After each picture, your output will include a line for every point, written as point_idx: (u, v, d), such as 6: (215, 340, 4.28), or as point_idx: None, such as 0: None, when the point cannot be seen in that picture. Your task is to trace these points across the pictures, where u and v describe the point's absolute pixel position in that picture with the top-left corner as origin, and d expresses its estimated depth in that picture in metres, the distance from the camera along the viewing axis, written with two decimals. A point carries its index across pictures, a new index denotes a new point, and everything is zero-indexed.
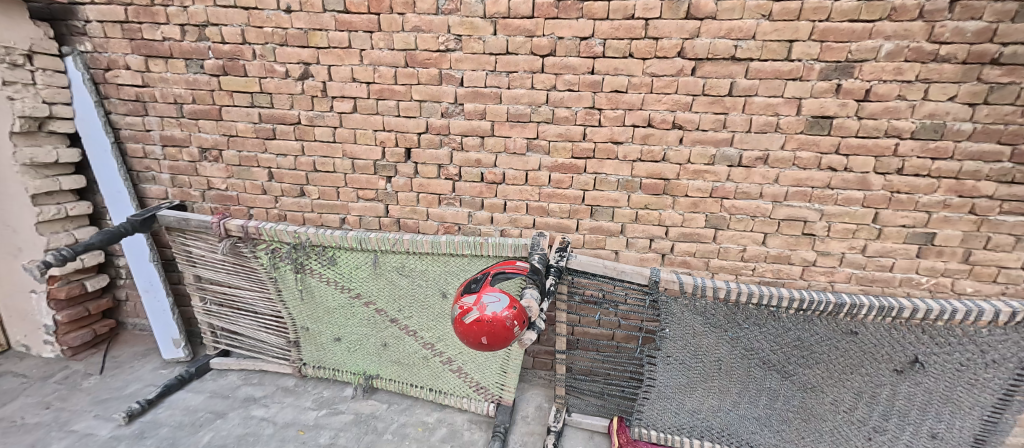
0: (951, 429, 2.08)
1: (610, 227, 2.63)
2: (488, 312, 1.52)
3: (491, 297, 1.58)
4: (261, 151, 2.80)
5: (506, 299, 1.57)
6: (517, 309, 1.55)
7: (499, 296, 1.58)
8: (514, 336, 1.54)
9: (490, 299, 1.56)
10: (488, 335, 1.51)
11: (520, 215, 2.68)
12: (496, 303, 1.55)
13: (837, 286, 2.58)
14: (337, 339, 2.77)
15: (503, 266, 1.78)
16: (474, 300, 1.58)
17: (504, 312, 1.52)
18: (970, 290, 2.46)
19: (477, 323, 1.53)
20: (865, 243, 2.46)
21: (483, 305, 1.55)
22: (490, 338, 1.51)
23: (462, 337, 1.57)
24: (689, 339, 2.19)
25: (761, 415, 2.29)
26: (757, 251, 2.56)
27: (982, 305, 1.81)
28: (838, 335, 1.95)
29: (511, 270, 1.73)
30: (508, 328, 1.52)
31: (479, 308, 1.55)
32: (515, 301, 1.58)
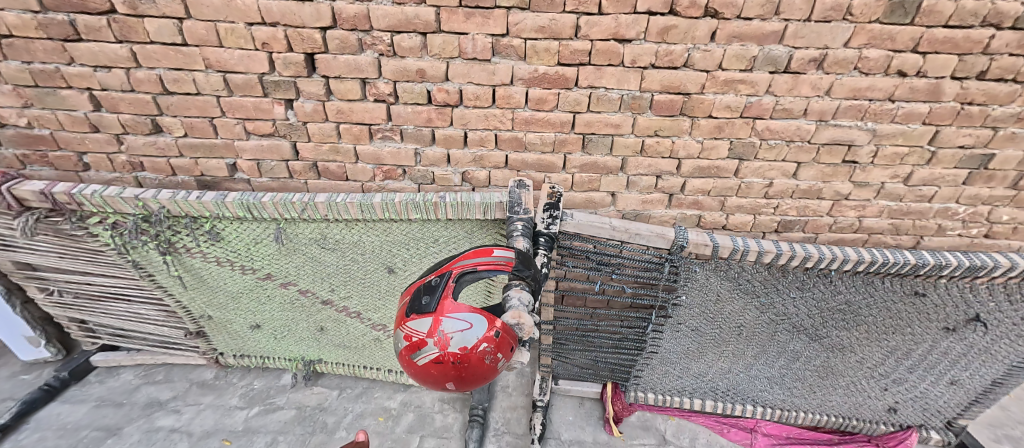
0: (973, 376, 1.91)
1: (607, 163, 1.98)
2: (454, 350, 0.93)
3: (456, 322, 0.94)
4: (64, 62, 1.73)
5: (482, 323, 0.95)
6: (500, 337, 0.97)
7: (470, 321, 0.94)
8: (497, 371, 1.00)
9: (455, 328, 0.93)
10: (456, 381, 0.96)
11: (487, 150, 1.93)
12: (465, 334, 0.93)
13: (865, 221, 2.19)
14: (255, 326, 2.12)
15: (471, 252, 1.08)
16: (427, 330, 0.94)
17: (479, 348, 0.94)
18: (1005, 219, 2.16)
19: (435, 366, 0.94)
20: (911, 170, 2.01)
21: (444, 340, 0.93)
22: (460, 384, 0.97)
23: (414, 378, 1.00)
24: (709, 307, 1.76)
25: (774, 374, 2.03)
26: (785, 185, 2.06)
27: None
28: (897, 297, 1.56)
29: (485, 263, 1.05)
30: (487, 369, 0.96)
31: (438, 344, 0.93)
32: (495, 324, 0.97)
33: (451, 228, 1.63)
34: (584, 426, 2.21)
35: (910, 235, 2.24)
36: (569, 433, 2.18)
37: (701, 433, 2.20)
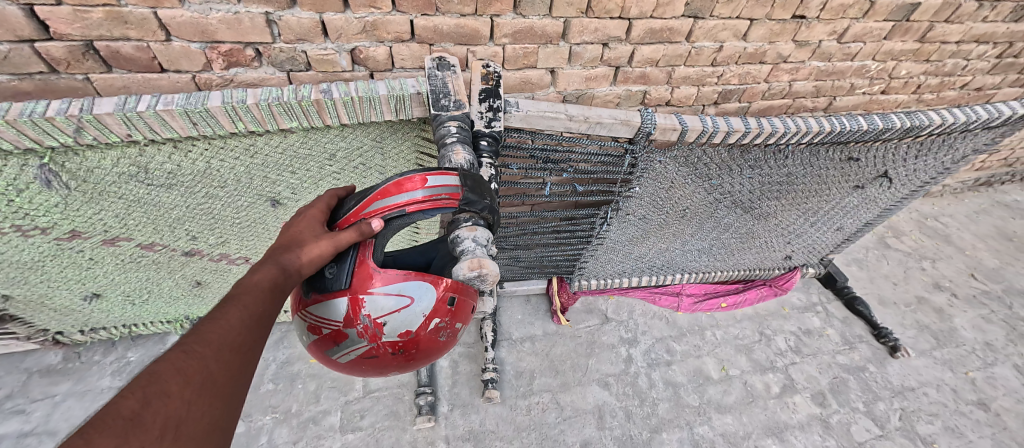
0: (856, 221, 2.21)
1: (546, 28, 1.53)
2: (392, 333, 0.76)
3: (389, 300, 0.74)
4: None
5: (425, 292, 0.77)
6: (453, 306, 0.81)
7: (409, 296, 0.75)
8: (450, 346, 0.87)
9: (388, 309, 0.74)
10: (401, 365, 0.82)
11: (381, 14, 1.29)
12: (404, 313, 0.75)
13: (795, 85, 2.16)
14: (97, 295, 1.55)
15: (392, 185, 0.72)
16: (347, 317, 0.74)
17: (426, 325, 0.78)
18: (903, 73, 2.29)
19: (369, 353, 0.78)
20: (848, 25, 1.92)
21: (375, 326, 0.74)
22: (407, 367, 0.84)
23: (340, 369, 0.84)
24: (660, 195, 1.64)
25: (704, 246, 2.15)
26: (734, 49, 1.86)
27: (998, 109, 1.50)
28: (832, 164, 1.59)
29: (417, 202, 0.72)
30: (439, 342, 0.83)
31: (369, 332, 0.75)
32: (446, 291, 0.79)
33: (348, 136, 1.17)
34: (533, 321, 2.22)
35: (826, 96, 2.29)
36: (520, 330, 2.18)
37: (637, 305, 2.37)
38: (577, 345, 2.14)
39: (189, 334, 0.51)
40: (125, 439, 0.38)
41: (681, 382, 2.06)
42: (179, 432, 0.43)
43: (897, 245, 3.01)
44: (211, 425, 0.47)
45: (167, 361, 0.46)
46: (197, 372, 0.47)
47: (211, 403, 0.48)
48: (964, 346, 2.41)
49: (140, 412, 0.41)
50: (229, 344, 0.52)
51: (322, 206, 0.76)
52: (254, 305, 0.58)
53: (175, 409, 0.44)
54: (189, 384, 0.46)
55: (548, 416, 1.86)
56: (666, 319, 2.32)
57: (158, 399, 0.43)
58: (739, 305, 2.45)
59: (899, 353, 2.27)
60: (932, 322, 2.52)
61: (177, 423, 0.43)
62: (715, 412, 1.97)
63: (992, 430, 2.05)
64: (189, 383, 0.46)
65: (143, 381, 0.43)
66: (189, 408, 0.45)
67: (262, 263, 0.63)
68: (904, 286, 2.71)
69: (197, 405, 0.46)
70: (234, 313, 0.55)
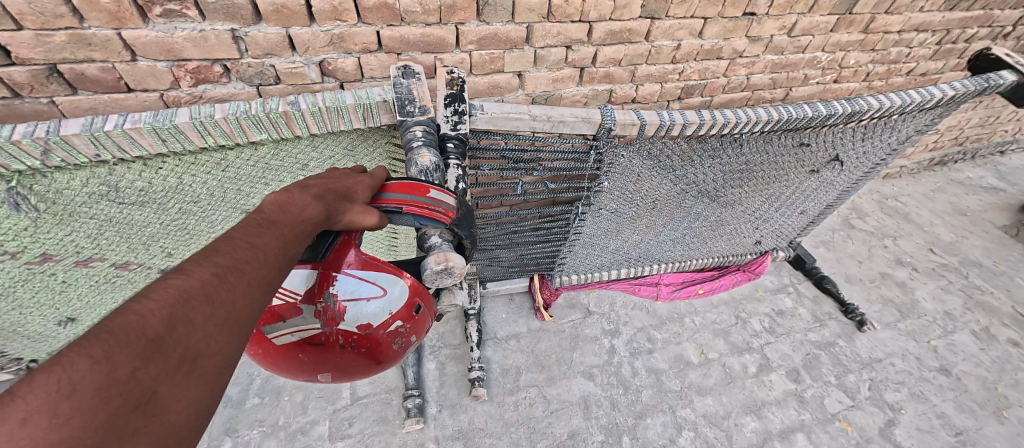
0: (817, 204, 2.33)
1: (510, 33, 1.59)
2: (352, 321, 0.82)
3: (358, 287, 0.80)
4: None
5: (398, 291, 0.84)
6: (417, 314, 0.89)
7: (378, 288, 0.81)
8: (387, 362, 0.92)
9: (354, 294, 0.79)
10: (344, 360, 0.86)
11: (347, 25, 1.33)
12: (369, 304, 0.81)
13: (753, 79, 2.28)
14: (71, 319, 1.54)
15: (395, 184, 0.80)
16: (310, 291, 0.78)
17: (388, 324, 0.85)
18: (852, 62, 2.44)
19: (319, 335, 0.82)
20: (796, 20, 2.04)
21: (335, 309, 0.80)
22: (346, 366, 0.87)
23: (278, 351, 0.85)
24: (629, 188, 1.71)
25: (676, 236, 2.23)
26: (691, 47, 1.95)
27: (932, 92, 1.61)
28: (786, 151, 1.69)
29: (416, 207, 0.79)
30: (391, 348, 0.89)
31: (327, 314, 0.80)
32: (414, 296, 0.87)
33: (318, 146, 1.20)
34: (517, 319, 2.27)
35: (783, 87, 2.41)
36: (505, 329, 2.22)
37: (617, 297, 2.44)
38: (561, 339, 2.20)
39: (229, 255, 0.53)
40: (142, 363, 0.41)
41: (662, 369, 2.13)
42: (193, 365, 0.46)
43: (861, 225, 3.17)
44: (228, 359, 0.50)
45: (201, 284, 0.48)
46: (224, 304, 0.50)
47: (230, 340, 0.50)
48: (925, 316, 2.55)
49: (164, 335, 0.43)
50: (259, 281, 0.54)
51: (381, 175, 0.80)
52: (289, 249, 0.60)
53: (196, 339, 0.46)
54: (213, 317, 0.48)
55: (536, 410, 1.91)
56: (645, 309, 2.40)
57: (182, 326, 0.45)
58: (715, 291, 2.53)
59: (865, 327, 2.40)
60: (896, 296, 2.66)
61: (195, 356, 0.46)
62: (695, 394, 2.05)
63: (954, 393, 2.17)
64: (214, 316, 0.48)
65: (173, 299, 0.45)
66: (209, 341, 0.47)
67: (313, 198, 0.67)
68: (869, 263, 2.86)
69: (216, 340, 0.48)
70: (270, 251, 0.57)
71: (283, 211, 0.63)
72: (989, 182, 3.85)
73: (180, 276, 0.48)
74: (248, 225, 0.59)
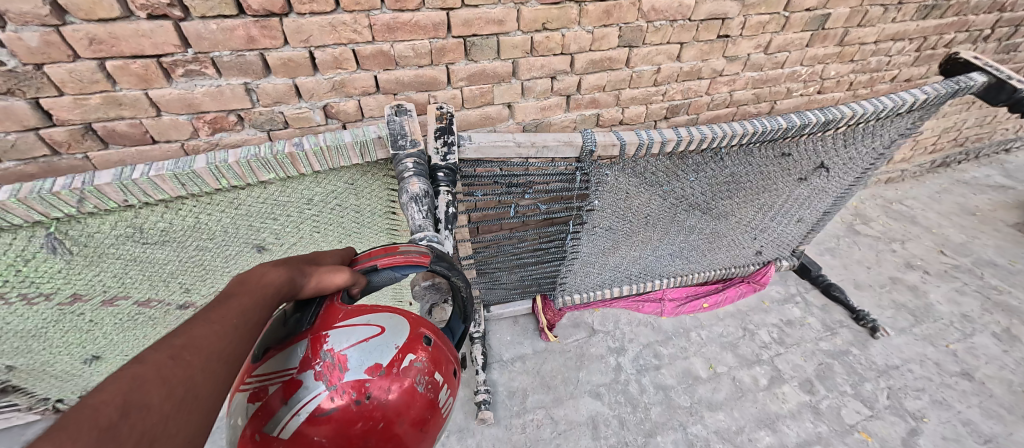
0: (813, 211, 2.35)
1: (497, 69, 1.73)
2: (359, 368, 0.75)
3: (355, 330, 0.78)
4: None
5: (396, 323, 0.82)
6: (429, 344, 0.84)
7: (374, 325, 0.80)
8: (420, 420, 0.80)
9: (353, 339, 0.77)
10: (367, 424, 0.74)
11: (349, 73, 1.47)
12: (372, 342, 0.77)
13: (735, 95, 2.38)
14: (96, 357, 1.63)
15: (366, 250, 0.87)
16: (304, 360, 0.74)
17: (400, 359, 0.79)
18: (833, 74, 2.52)
19: (329, 403, 0.73)
20: (770, 38, 2.16)
21: (337, 360, 0.75)
22: (383, 435, 0.76)
23: None
24: (620, 205, 1.77)
25: (675, 250, 2.26)
26: (671, 70, 2.06)
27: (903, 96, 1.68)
28: (769, 161, 1.75)
29: (388, 258, 0.83)
30: (416, 390, 0.79)
31: (329, 371, 0.74)
32: (417, 328, 0.85)
33: (321, 182, 1.30)
34: (523, 341, 2.29)
35: (768, 101, 2.50)
36: (510, 351, 2.24)
37: (622, 315, 2.44)
38: (566, 359, 2.20)
39: (184, 336, 0.53)
40: None
41: (671, 385, 2.11)
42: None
43: (866, 231, 3.14)
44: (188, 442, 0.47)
45: (155, 366, 0.47)
46: (182, 381, 0.48)
47: (190, 419, 0.48)
48: (941, 320, 2.49)
49: (117, 422, 0.42)
50: (220, 353, 0.54)
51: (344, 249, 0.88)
52: (254, 313, 0.61)
53: (153, 422, 0.44)
54: (171, 398, 0.47)
55: (544, 432, 1.90)
56: (651, 325, 2.40)
57: (136, 410, 0.43)
58: (720, 304, 2.53)
59: (878, 334, 2.35)
60: (908, 300, 2.61)
61: (152, 439, 0.44)
62: (706, 410, 2.02)
63: (979, 399, 2.09)
64: (170, 395, 0.46)
65: (126, 386, 0.44)
66: (168, 421, 0.46)
67: (274, 265, 0.69)
68: (877, 269, 2.82)
69: (175, 420, 0.46)
70: (229, 323, 0.57)
71: (244, 284, 0.64)
72: (996, 180, 3.81)
73: (136, 364, 0.47)
74: (207, 305, 0.59)
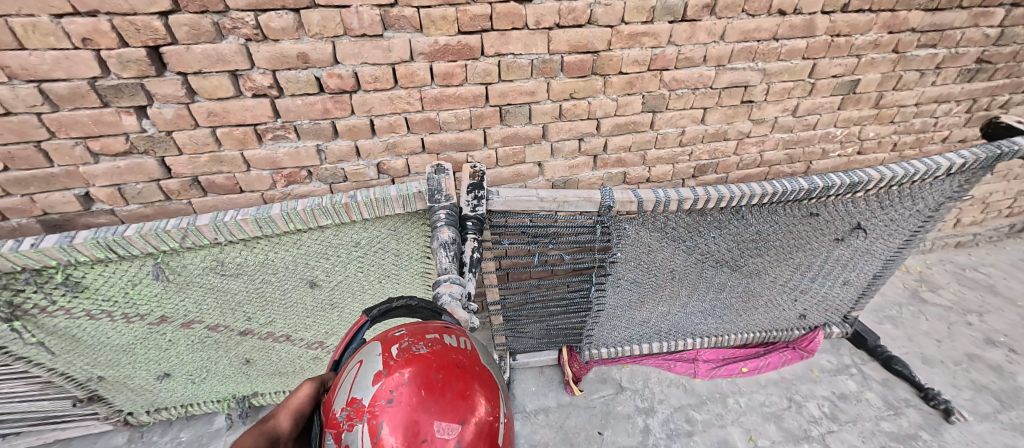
0: (860, 274, 2.22)
1: (528, 132, 1.93)
2: (368, 390, 0.82)
3: (348, 382, 0.86)
4: None
5: (369, 346, 0.91)
6: (402, 331, 0.93)
7: (355, 365, 0.88)
8: (439, 358, 0.87)
9: (351, 388, 0.84)
10: (410, 405, 0.80)
11: (399, 136, 1.78)
12: (362, 372, 0.85)
13: (766, 155, 2.41)
14: (166, 375, 1.85)
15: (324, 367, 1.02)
16: (335, 438, 0.80)
17: (386, 357, 0.86)
18: (872, 135, 2.49)
19: (373, 429, 0.78)
20: (797, 103, 2.22)
21: (353, 405, 0.82)
22: (428, 394, 0.82)
23: None
24: (643, 258, 1.82)
25: (706, 308, 2.21)
26: (696, 132, 2.17)
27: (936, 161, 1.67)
28: (797, 220, 1.75)
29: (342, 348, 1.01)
30: (417, 354, 0.87)
31: (355, 415, 0.81)
32: (385, 334, 0.94)
33: (368, 227, 1.50)
34: (547, 393, 2.27)
35: (802, 161, 2.50)
36: (534, 403, 2.22)
37: (652, 374, 2.36)
38: (591, 415, 2.14)
39: None
40: None
41: None
42: None
43: (934, 299, 2.86)
44: None
45: None
46: None
47: None
48: None
49: None
50: None
51: None
52: None
53: None
54: None
55: None
56: (683, 386, 2.29)
57: None
58: (761, 369, 2.37)
59: (953, 417, 2.07)
60: (990, 382, 2.29)
61: None
62: None
63: None
64: None
65: None
66: None
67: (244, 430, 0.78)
68: (950, 342, 2.53)
69: None
70: None
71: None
72: None
73: None
74: None
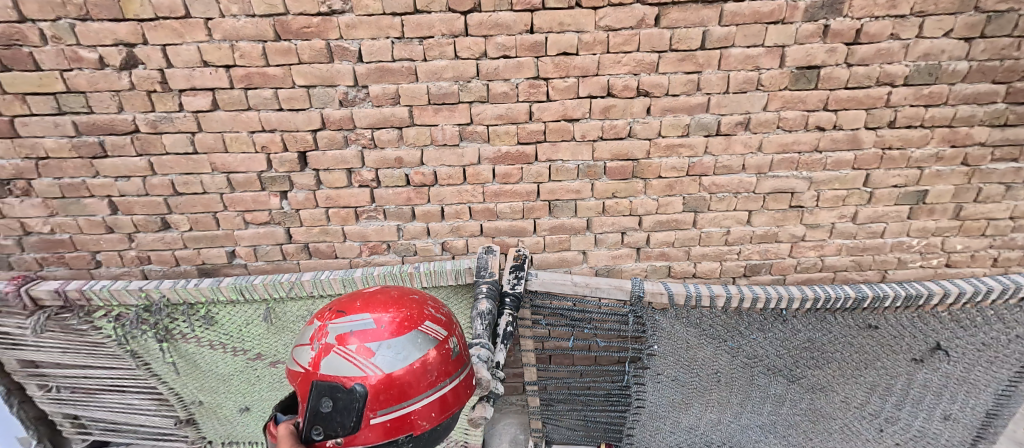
0: (964, 409, 1.87)
1: (574, 224, 2.17)
2: (315, 327, 1.02)
3: (303, 353, 0.98)
4: (108, 177, 1.99)
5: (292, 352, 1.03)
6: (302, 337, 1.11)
7: (296, 356, 1.00)
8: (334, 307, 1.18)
9: (307, 346, 0.98)
10: (341, 300, 1.09)
11: (462, 221, 2.15)
12: (303, 341, 1.01)
13: (827, 260, 2.31)
14: (246, 409, 2.13)
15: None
16: (327, 351, 0.93)
17: (307, 327, 1.06)
18: (960, 247, 2.28)
19: (335, 315, 1.01)
20: (855, 210, 2.18)
21: (317, 335, 0.98)
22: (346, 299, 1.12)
23: (375, 305, 1.02)
24: (682, 354, 1.81)
25: (764, 422, 1.98)
26: (742, 232, 2.22)
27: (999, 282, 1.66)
28: (854, 331, 1.71)
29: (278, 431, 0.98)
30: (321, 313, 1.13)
31: (323, 334, 0.98)
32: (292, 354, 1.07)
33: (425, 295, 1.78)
34: None
35: (874, 270, 2.34)
36: None
37: None
38: None
39: None
40: None
41: None
42: None
43: None
44: None
45: None
46: None
47: None
48: None
49: None
50: None
51: None
52: None
53: None
54: None
55: None
56: None
57: None
58: None
59: None
60: None
61: None
62: None
63: None
64: None
65: None
66: None
67: None
68: None
69: None
70: None
71: None
72: None
73: None
74: None
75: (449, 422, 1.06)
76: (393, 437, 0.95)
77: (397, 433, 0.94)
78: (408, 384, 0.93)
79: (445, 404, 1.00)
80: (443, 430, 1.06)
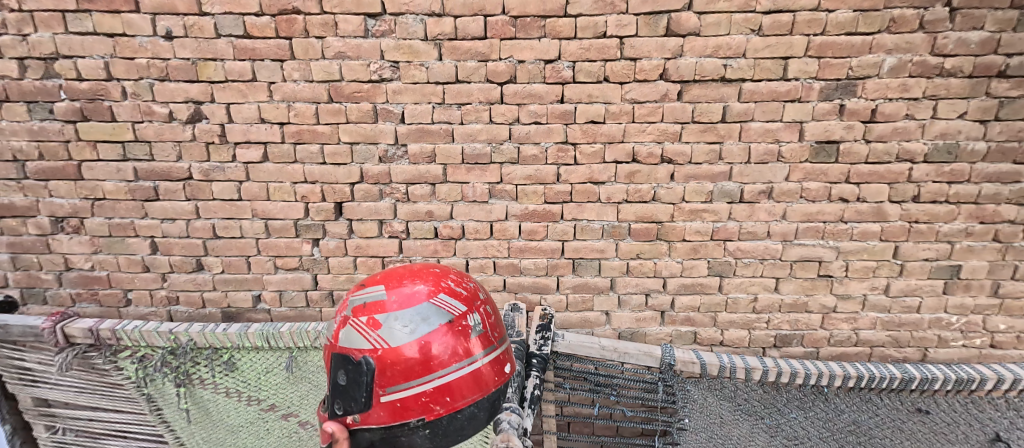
0: None
1: (598, 283, 2.17)
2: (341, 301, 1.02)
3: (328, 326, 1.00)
4: (156, 219, 2.09)
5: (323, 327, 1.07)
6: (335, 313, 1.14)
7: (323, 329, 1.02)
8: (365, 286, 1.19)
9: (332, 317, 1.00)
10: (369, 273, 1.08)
11: (486, 275, 2.16)
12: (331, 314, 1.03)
13: (862, 333, 2.22)
14: None
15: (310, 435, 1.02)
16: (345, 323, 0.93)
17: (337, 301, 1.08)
18: (1002, 327, 2.18)
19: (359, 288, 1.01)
20: (887, 282, 2.13)
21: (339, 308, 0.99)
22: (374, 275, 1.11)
23: (395, 278, 0.99)
24: (716, 431, 1.62)
25: None
26: (770, 299, 2.18)
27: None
28: (903, 415, 1.63)
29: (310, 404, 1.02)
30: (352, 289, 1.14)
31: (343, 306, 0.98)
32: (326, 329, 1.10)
33: None
34: None
35: (913, 346, 2.23)
36: None
37: None
38: None
39: None
40: None
41: None
42: None
43: None
44: None
45: None
46: None
47: None
48: None
49: None
50: None
51: None
52: None
53: None
54: None
55: None
56: None
57: None
58: None
59: None
60: None
61: None
62: None
63: None
64: None
65: None
66: None
67: None
68: None
69: None
70: None
71: None
72: None
73: None
74: None
75: (473, 410, 0.92)
76: (403, 421, 0.88)
77: (408, 415, 0.88)
78: (416, 363, 0.85)
79: (461, 389, 0.89)
80: (470, 419, 0.92)
